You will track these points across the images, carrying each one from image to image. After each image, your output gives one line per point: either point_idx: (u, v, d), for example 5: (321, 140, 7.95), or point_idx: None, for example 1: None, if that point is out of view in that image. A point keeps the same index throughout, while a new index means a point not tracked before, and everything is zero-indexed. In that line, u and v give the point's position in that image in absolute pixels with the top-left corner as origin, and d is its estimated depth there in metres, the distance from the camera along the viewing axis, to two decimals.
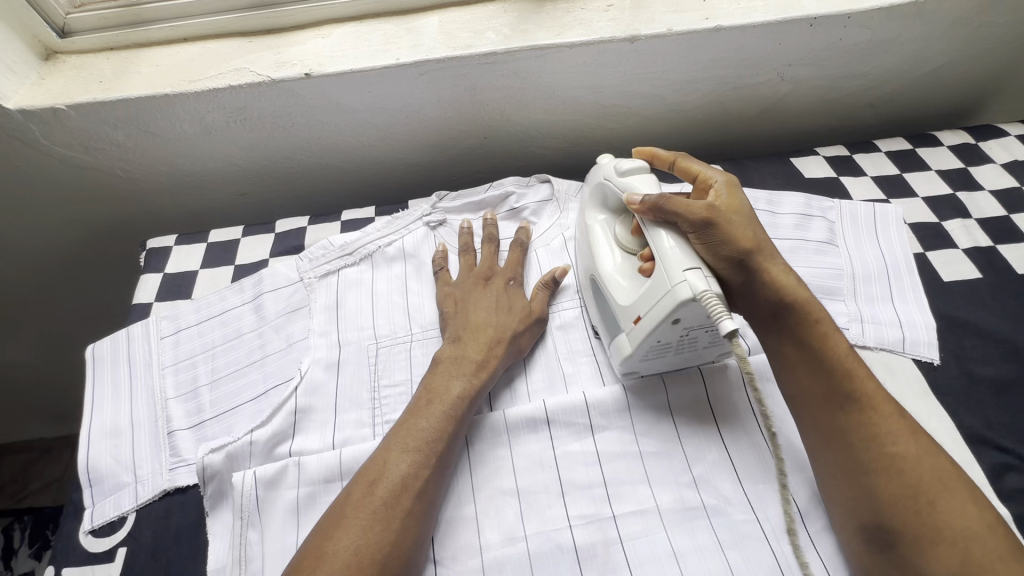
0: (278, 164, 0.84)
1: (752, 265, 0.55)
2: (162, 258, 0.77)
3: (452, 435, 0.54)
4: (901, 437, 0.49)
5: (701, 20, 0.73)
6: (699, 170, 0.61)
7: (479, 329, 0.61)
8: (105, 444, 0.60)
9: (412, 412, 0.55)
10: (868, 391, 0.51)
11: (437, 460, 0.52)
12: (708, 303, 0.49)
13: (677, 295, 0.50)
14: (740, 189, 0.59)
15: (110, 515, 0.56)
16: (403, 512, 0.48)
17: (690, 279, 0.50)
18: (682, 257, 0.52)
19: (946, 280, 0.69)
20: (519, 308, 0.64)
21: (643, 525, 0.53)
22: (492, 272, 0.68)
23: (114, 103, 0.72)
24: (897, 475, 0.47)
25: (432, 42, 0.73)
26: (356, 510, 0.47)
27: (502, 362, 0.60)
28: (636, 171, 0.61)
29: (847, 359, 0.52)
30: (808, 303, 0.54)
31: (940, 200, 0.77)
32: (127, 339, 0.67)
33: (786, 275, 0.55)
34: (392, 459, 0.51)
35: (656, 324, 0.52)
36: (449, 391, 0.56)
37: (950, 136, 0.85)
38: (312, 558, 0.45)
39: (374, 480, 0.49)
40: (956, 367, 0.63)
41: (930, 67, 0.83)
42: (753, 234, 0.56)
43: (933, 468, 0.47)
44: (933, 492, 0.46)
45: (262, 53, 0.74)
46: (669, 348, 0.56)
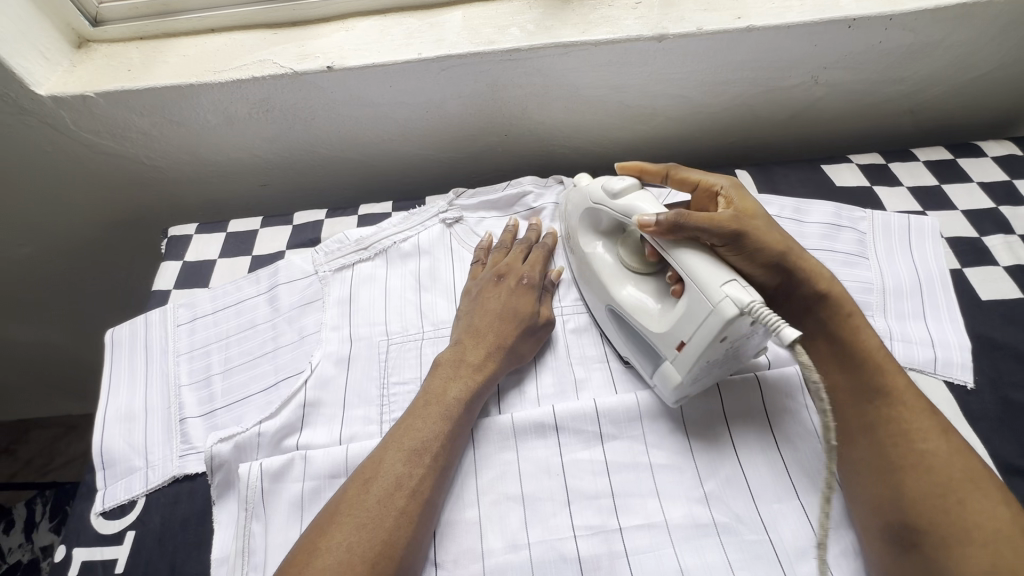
0: (299, 156, 0.85)
1: (789, 265, 0.54)
2: (182, 245, 0.79)
3: (454, 437, 0.53)
4: (932, 435, 0.47)
5: (733, 20, 0.70)
6: (699, 179, 0.60)
7: (480, 334, 0.60)
8: (119, 428, 0.61)
9: (420, 405, 0.55)
10: (901, 386, 0.50)
11: (436, 459, 0.51)
12: (759, 315, 0.46)
13: (723, 313, 0.47)
14: (748, 191, 0.58)
15: (121, 498, 0.57)
16: (398, 510, 0.48)
17: (732, 294, 0.47)
18: (717, 273, 0.49)
19: (984, 299, 0.66)
20: (523, 312, 0.62)
21: (652, 539, 0.51)
22: (505, 271, 0.66)
23: (141, 91, 0.73)
24: (923, 472, 0.45)
25: (456, 38, 0.72)
26: (350, 509, 0.47)
27: (502, 371, 0.59)
28: (631, 190, 0.59)
29: (880, 356, 0.51)
30: (841, 301, 0.54)
31: (982, 214, 0.73)
32: (145, 324, 0.68)
33: (820, 269, 0.55)
34: (388, 458, 0.50)
35: (706, 347, 0.49)
36: (448, 395, 0.55)
37: (994, 147, 0.81)
38: (305, 553, 0.45)
39: (368, 479, 0.49)
40: (991, 392, 0.59)
41: (976, 73, 0.79)
42: (781, 235, 0.55)
43: (963, 467, 0.45)
44: (961, 491, 0.44)
45: (286, 46, 0.74)
46: (715, 368, 0.53)
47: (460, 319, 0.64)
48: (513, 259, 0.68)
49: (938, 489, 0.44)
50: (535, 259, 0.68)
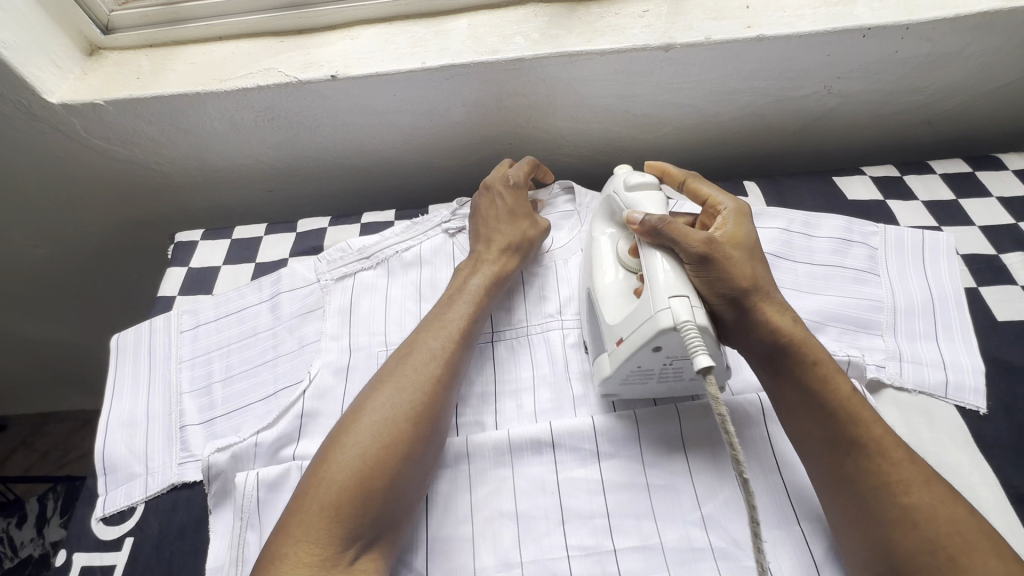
0: (304, 163, 0.85)
1: (748, 304, 0.51)
2: (188, 251, 0.79)
3: (481, 317, 0.60)
4: (914, 486, 0.45)
5: (743, 29, 0.68)
6: (710, 194, 0.60)
7: (490, 237, 0.66)
8: (121, 433, 0.62)
9: (444, 303, 0.61)
10: (872, 432, 0.48)
11: (464, 336, 0.58)
12: (687, 335, 0.46)
13: (657, 322, 0.48)
14: (749, 220, 0.57)
15: (121, 504, 0.58)
16: (433, 375, 0.53)
17: (675, 307, 0.47)
18: (669, 283, 0.49)
19: (1001, 320, 0.64)
20: (521, 211, 0.69)
21: (646, 562, 0.51)
22: (491, 179, 0.71)
23: (149, 99, 0.73)
24: (911, 529, 0.43)
25: (460, 46, 0.71)
26: (390, 376, 0.53)
27: (515, 264, 0.66)
28: (644, 187, 0.59)
29: (850, 401, 0.49)
30: (807, 345, 0.51)
31: (1001, 231, 0.71)
32: (150, 331, 0.69)
33: (782, 314, 0.52)
34: (422, 338, 0.56)
35: (636, 349, 0.50)
36: (471, 287, 0.62)
37: (1017, 160, 0.78)
38: (353, 414, 0.51)
39: (405, 354, 0.55)
40: (1006, 419, 0.57)
41: (999, 83, 0.76)
42: (750, 274, 0.52)
43: (952, 520, 0.43)
44: (952, 548, 0.42)
45: (293, 54, 0.74)
46: (651, 375, 0.54)
47: (474, 224, 0.70)
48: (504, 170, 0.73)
49: (930, 546, 0.42)
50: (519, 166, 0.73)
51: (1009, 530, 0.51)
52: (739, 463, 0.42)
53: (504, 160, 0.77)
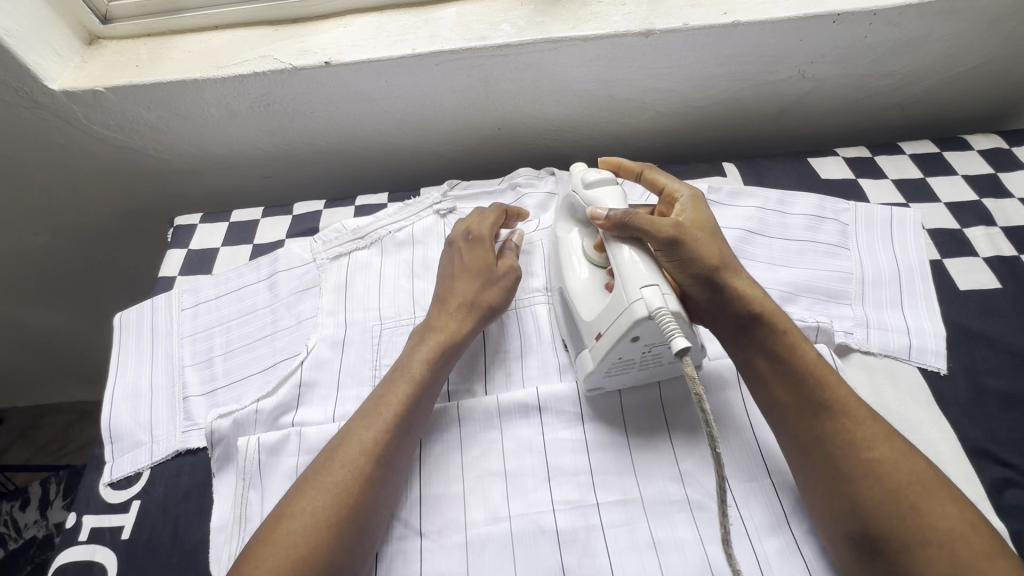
0: (299, 149, 0.88)
1: (717, 281, 0.55)
2: (187, 234, 0.82)
3: (423, 404, 0.56)
4: (876, 442, 0.47)
5: (719, 15, 0.72)
6: (667, 184, 0.62)
7: (445, 300, 0.63)
8: (126, 405, 0.65)
9: (384, 387, 0.56)
10: (839, 396, 0.50)
11: (400, 429, 0.54)
12: (662, 321, 0.48)
13: (633, 312, 0.50)
14: (706, 203, 0.60)
15: (127, 470, 0.61)
16: (358, 475, 0.50)
17: (647, 295, 0.50)
18: (642, 274, 0.52)
19: (962, 289, 0.67)
20: (478, 266, 0.64)
21: (627, 514, 0.54)
22: (453, 235, 0.68)
23: (148, 86, 0.76)
24: (877, 483, 0.45)
25: (449, 34, 0.74)
26: (317, 476, 0.50)
27: (471, 329, 0.61)
28: (602, 183, 0.62)
29: (816, 367, 0.51)
30: (774, 315, 0.54)
31: (964, 207, 0.75)
32: (151, 309, 0.72)
33: (752, 288, 0.55)
34: (355, 431, 0.53)
35: (615, 341, 0.52)
36: (413, 368, 0.57)
37: (982, 141, 0.82)
38: (273, 520, 0.48)
39: (335, 450, 0.51)
40: (964, 379, 0.61)
41: (963, 68, 0.80)
42: (719, 252, 0.56)
43: (912, 471, 0.45)
44: (914, 496, 0.44)
45: (286, 42, 0.77)
46: (632, 365, 0.56)
47: (436, 284, 0.67)
48: (468, 221, 0.69)
49: (894, 496, 0.44)
50: (484, 217, 0.69)
51: (964, 479, 0.55)
52: (716, 439, 0.43)
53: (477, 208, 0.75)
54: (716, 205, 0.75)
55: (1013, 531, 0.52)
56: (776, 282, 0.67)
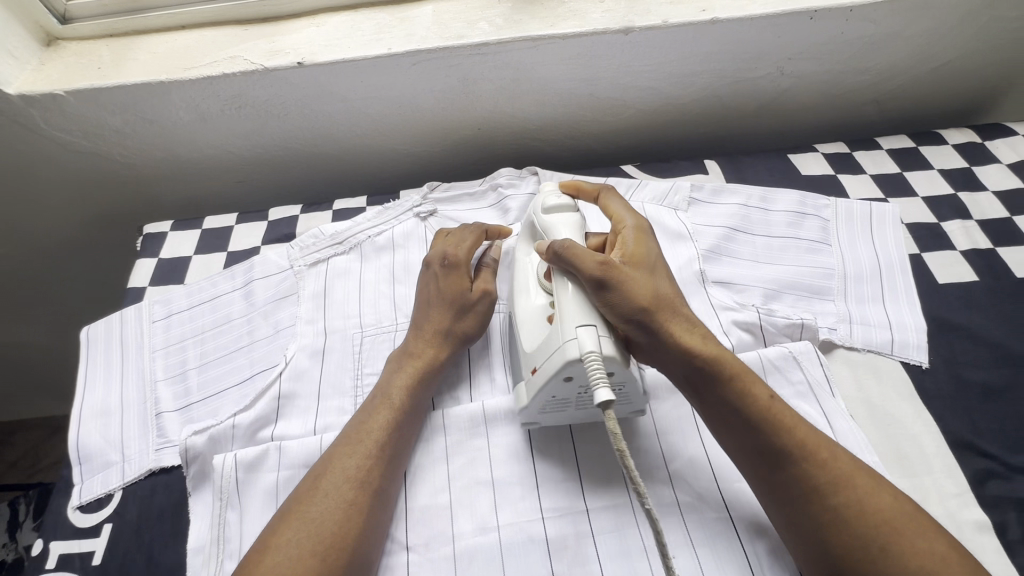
0: (274, 153, 0.85)
1: (657, 325, 0.51)
2: (158, 243, 0.79)
3: (405, 429, 0.55)
4: (843, 484, 0.45)
5: (698, 12, 0.71)
6: (615, 210, 0.59)
7: (419, 326, 0.61)
8: (95, 423, 0.62)
9: (362, 412, 0.55)
10: (798, 440, 0.47)
11: (385, 451, 0.52)
12: (590, 366, 0.47)
13: (566, 353, 0.48)
14: (650, 235, 0.57)
15: (98, 492, 0.58)
16: (345, 504, 0.48)
17: (581, 337, 0.48)
18: (574, 312, 0.50)
19: (942, 282, 0.68)
20: (452, 293, 0.62)
21: (617, 520, 0.53)
22: (430, 255, 0.65)
23: (110, 89, 0.73)
24: (844, 529, 0.44)
25: (426, 32, 0.73)
26: (301, 504, 0.48)
27: (447, 355, 0.60)
28: (560, 208, 0.60)
29: (771, 413, 0.48)
30: (720, 361, 0.50)
31: (942, 200, 0.76)
32: (121, 321, 0.69)
33: (692, 332, 0.52)
34: (338, 454, 0.52)
35: (547, 380, 0.50)
36: (393, 395, 0.56)
37: (956, 135, 0.83)
38: (256, 553, 0.45)
39: (318, 476, 0.50)
40: (946, 371, 0.62)
41: (937, 64, 0.81)
42: (657, 293, 0.52)
43: (877, 509, 0.44)
44: (883, 537, 0.43)
45: (257, 42, 0.74)
46: (569, 403, 0.53)
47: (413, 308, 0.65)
48: (443, 240, 0.66)
49: (865, 539, 0.43)
50: (463, 237, 0.65)
51: (948, 472, 0.55)
52: (642, 496, 0.42)
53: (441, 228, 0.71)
54: (699, 203, 0.74)
55: (996, 523, 0.52)
56: (760, 280, 0.67)
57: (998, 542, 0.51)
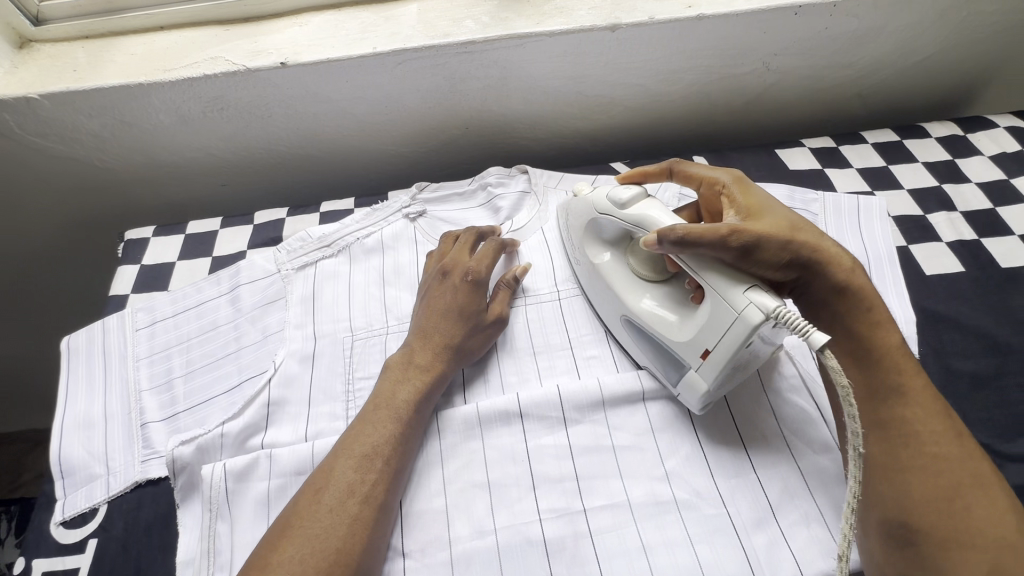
0: (258, 155, 0.83)
1: (804, 259, 0.52)
2: (140, 249, 0.77)
3: (407, 441, 0.54)
4: (944, 439, 0.47)
5: (684, 9, 0.71)
6: (702, 174, 0.61)
7: (427, 335, 0.60)
8: (77, 436, 0.60)
9: (364, 420, 0.54)
10: (915, 385, 0.49)
11: (389, 464, 0.51)
12: (785, 318, 0.46)
13: (749, 319, 0.47)
14: (748, 180, 0.59)
15: (82, 507, 0.57)
16: (349, 519, 0.47)
17: (756, 300, 0.47)
18: (732, 282, 0.49)
19: (928, 273, 0.69)
20: (470, 310, 0.61)
21: (615, 519, 0.52)
22: (450, 266, 0.64)
23: (87, 92, 0.71)
24: (935, 476, 0.45)
25: (412, 31, 0.72)
26: (301, 519, 0.47)
27: (450, 370, 0.59)
28: (637, 199, 0.58)
29: (893, 350, 0.50)
30: (860, 287, 0.53)
31: (926, 193, 0.77)
32: (103, 330, 0.67)
33: (833, 250, 0.53)
34: (339, 466, 0.50)
35: (734, 353, 0.49)
36: (396, 406, 0.55)
37: (939, 128, 0.84)
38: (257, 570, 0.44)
39: (320, 489, 0.49)
40: (935, 362, 0.62)
41: (918, 58, 0.82)
42: (789, 225, 0.53)
43: (971, 472, 0.46)
44: (968, 495, 0.44)
45: (239, 42, 0.73)
46: (739, 370, 0.53)
47: (415, 316, 0.63)
48: (448, 253, 0.66)
49: (948, 493, 0.45)
50: (482, 252, 0.65)
51: None
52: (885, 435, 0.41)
53: (449, 233, 0.70)
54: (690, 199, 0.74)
55: None
56: None
57: None
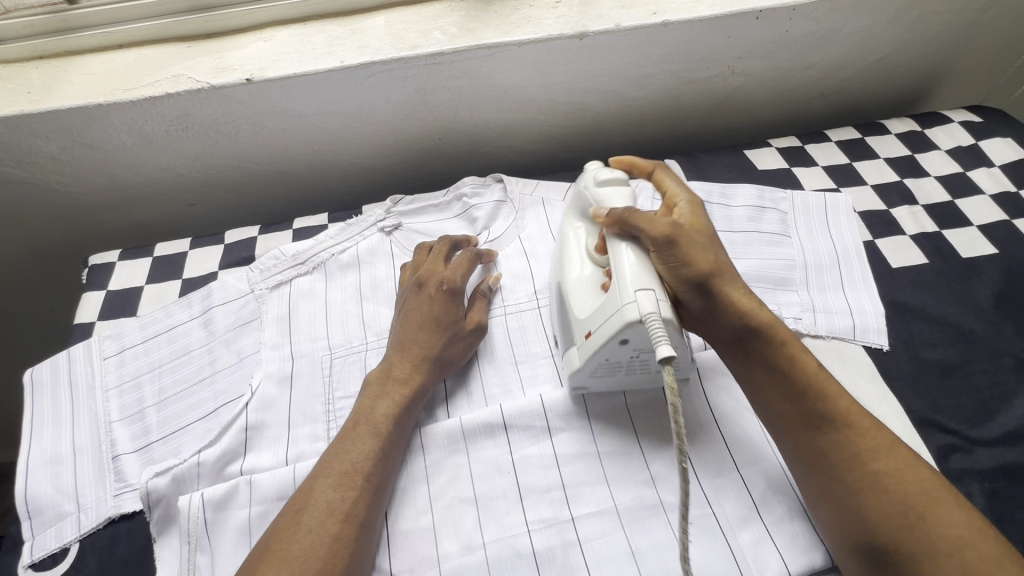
0: (225, 173, 0.82)
1: (711, 288, 0.52)
2: (105, 274, 0.75)
3: (390, 456, 0.53)
4: (881, 453, 0.46)
5: (650, 15, 0.72)
6: (670, 187, 0.59)
7: (405, 347, 0.59)
8: (44, 473, 0.58)
9: (343, 438, 0.53)
10: (841, 406, 0.48)
11: (371, 479, 0.51)
12: (652, 326, 0.47)
13: (627, 314, 0.49)
14: (704, 210, 0.57)
15: (51, 547, 0.54)
16: (330, 538, 0.46)
17: (641, 300, 0.48)
18: (632, 277, 0.50)
19: (894, 266, 0.71)
20: (445, 322, 0.60)
21: (603, 526, 0.52)
22: (425, 277, 0.63)
23: (43, 114, 0.68)
24: (884, 494, 0.44)
25: (380, 43, 0.71)
26: (282, 544, 0.46)
27: (430, 382, 0.58)
28: (614, 182, 0.60)
29: (818, 377, 0.49)
30: (775, 327, 0.52)
31: (889, 188, 0.79)
32: (68, 360, 0.65)
33: (747, 298, 0.53)
34: (319, 485, 0.49)
35: (603, 343, 0.51)
36: (376, 421, 0.54)
37: (897, 124, 0.87)
38: None
39: (300, 509, 0.48)
40: (905, 353, 0.64)
41: (876, 57, 0.85)
42: (714, 258, 0.53)
43: (915, 480, 0.44)
44: (921, 506, 0.43)
45: (202, 58, 0.71)
46: (620, 366, 0.55)
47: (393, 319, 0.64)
48: (423, 265, 0.66)
49: (899, 509, 0.43)
50: (458, 263, 0.64)
51: (914, 450, 0.57)
52: (684, 453, 0.43)
53: (423, 242, 0.71)
54: None
55: (961, 494, 0.55)
56: None
57: None
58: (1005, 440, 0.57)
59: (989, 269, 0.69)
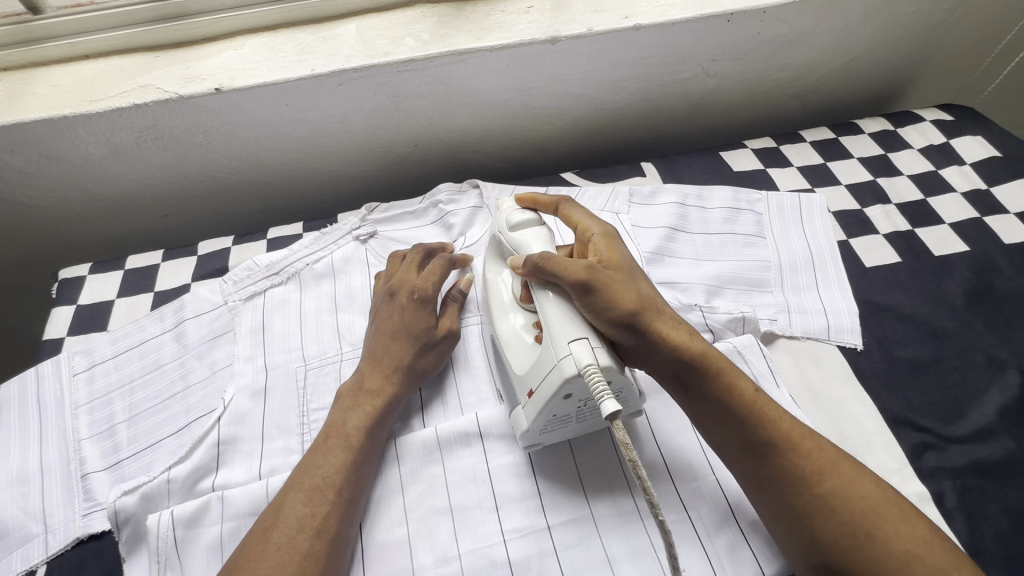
0: (198, 183, 0.81)
1: (641, 326, 0.50)
2: (76, 288, 0.73)
3: (362, 469, 0.52)
4: (826, 473, 0.46)
5: (622, 19, 0.72)
6: (579, 220, 0.58)
7: (376, 358, 0.58)
8: (10, 494, 0.57)
9: (311, 454, 0.52)
10: (783, 430, 0.48)
11: (343, 494, 0.50)
12: (591, 379, 0.45)
13: (563, 370, 0.47)
14: (620, 240, 0.56)
15: (17, 570, 0.53)
16: (301, 555, 0.46)
17: (575, 352, 0.47)
18: (563, 328, 0.49)
19: (868, 265, 0.71)
20: (416, 331, 0.60)
21: (578, 534, 0.52)
22: (397, 287, 0.63)
23: (6, 127, 0.67)
24: (832, 514, 0.44)
25: (350, 51, 0.71)
26: (249, 564, 0.45)
27: (402, 392, 0.58)
28: (526, 224, 0.59)
29: (757, 401, 0.49)
30: (709, 355, 0.50)
31: (863, 188, 0.80)
32: (36, 377, 0.63)
33: (677, 329, 0.51)
34: (288, 502, 0.49)
35: (547, 400, 0.48)
36: (348, 435, 0.53)
37: (871, 124, 0.88)
38: None
39: (269, 526, 0.47)
40: (879, 351, 0.64)
41: (848, 58, 0.85)
42: (639, 294, 0.51)
43: (863, 497, 0.44)
44: (867, 523, 0.43)
45: (170, 68, 0.71)
46: (569, 419, 0.52)
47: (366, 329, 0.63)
48: (396, 273, 0.65)
49: (847, 526, 0.43)
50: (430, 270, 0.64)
51: (887, 449, 0.57)
52: (656, 506, 0.39)
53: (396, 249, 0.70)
54: (639, 206, 0.75)
55: (933, 492, 0.55)
56: (702, 277, 0.68)
57: (935, 512, 0.54)
58: (976, 436, 0.58)
59: (960, 266, 0.70)
